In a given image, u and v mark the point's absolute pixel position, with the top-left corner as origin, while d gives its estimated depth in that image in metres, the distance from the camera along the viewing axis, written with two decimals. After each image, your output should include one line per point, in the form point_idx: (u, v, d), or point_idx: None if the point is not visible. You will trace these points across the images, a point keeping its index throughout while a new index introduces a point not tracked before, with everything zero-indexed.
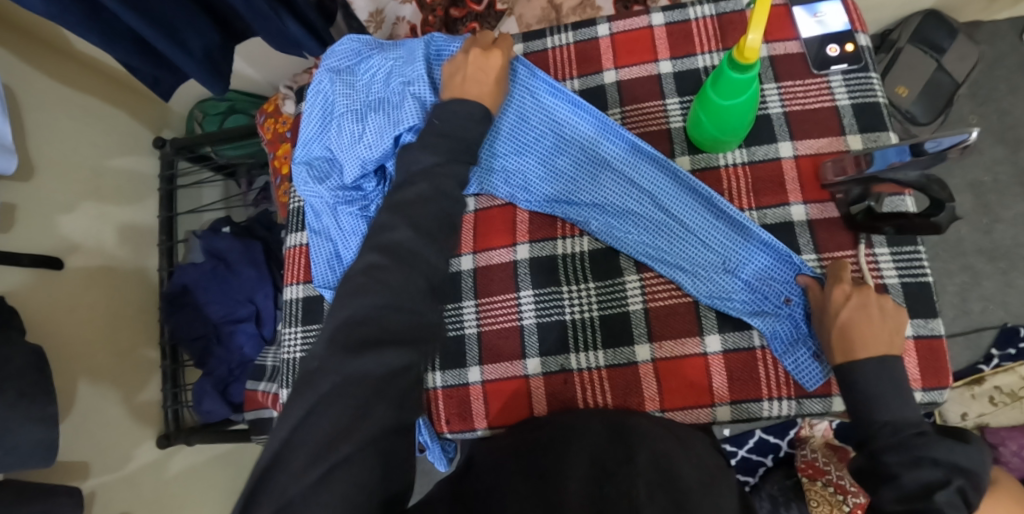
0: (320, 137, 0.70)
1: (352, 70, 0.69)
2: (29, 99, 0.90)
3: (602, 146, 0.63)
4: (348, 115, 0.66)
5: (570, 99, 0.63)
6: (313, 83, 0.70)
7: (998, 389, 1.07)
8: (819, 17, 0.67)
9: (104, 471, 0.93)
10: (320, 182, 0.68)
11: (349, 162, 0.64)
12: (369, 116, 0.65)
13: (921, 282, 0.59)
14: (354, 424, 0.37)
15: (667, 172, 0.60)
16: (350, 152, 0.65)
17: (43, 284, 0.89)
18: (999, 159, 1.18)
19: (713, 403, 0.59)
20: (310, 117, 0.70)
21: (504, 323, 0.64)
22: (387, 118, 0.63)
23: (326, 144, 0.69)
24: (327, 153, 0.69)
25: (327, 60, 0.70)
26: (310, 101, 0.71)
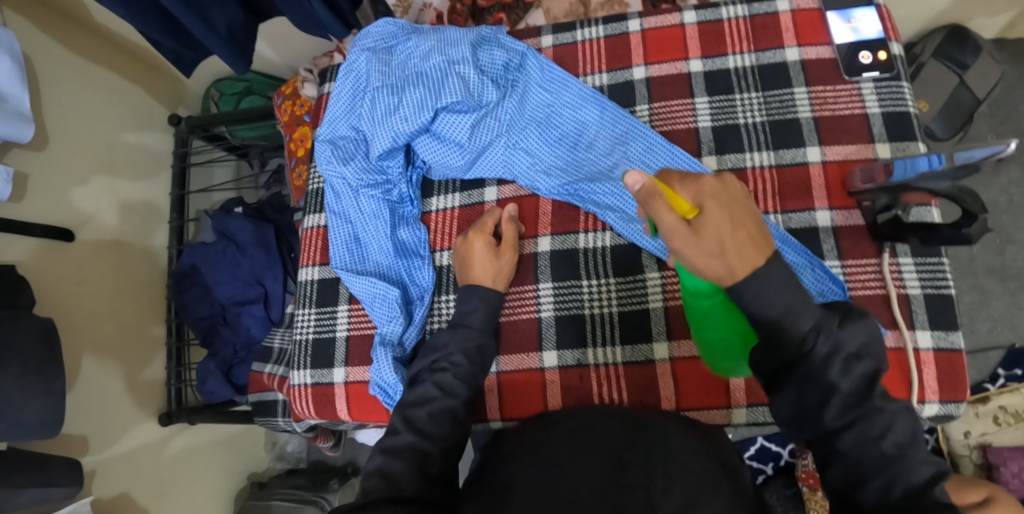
0: (348, 115, 0.70)
1: (390, 48, 0.69)
2: (46, 67, 0.90)
3: (621, 140, 0.65)
4: (382, 91, 0.66)
5: (592, 96, 0.66)
6: (347, 62, 0.70)
7: (1003, 409, 1.08)
8: (853, 24, 0.66)
9: (105, 446, 0.92)
10: (344, 162, 0.68)
11: (381, 136, 0.65)
12: (404, 93, 0.65)
13: (943, 294, 0.58)
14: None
15: (688, 168, 0.62)
16: (381, 129, 0.65)
17: (53, 256, 0.88)
18: (1016, 180, 1.18)
19: (728, 406, 0.59)
20: (340, 95, 0.69)
21: (521, 316, 0.64)
22: (423, 95, 0.64)
23: (353, 124, 0.69)
24: (353, 132, 0.69)
25: (362, 40, 0.69)
26: (342, 76, 0.70)
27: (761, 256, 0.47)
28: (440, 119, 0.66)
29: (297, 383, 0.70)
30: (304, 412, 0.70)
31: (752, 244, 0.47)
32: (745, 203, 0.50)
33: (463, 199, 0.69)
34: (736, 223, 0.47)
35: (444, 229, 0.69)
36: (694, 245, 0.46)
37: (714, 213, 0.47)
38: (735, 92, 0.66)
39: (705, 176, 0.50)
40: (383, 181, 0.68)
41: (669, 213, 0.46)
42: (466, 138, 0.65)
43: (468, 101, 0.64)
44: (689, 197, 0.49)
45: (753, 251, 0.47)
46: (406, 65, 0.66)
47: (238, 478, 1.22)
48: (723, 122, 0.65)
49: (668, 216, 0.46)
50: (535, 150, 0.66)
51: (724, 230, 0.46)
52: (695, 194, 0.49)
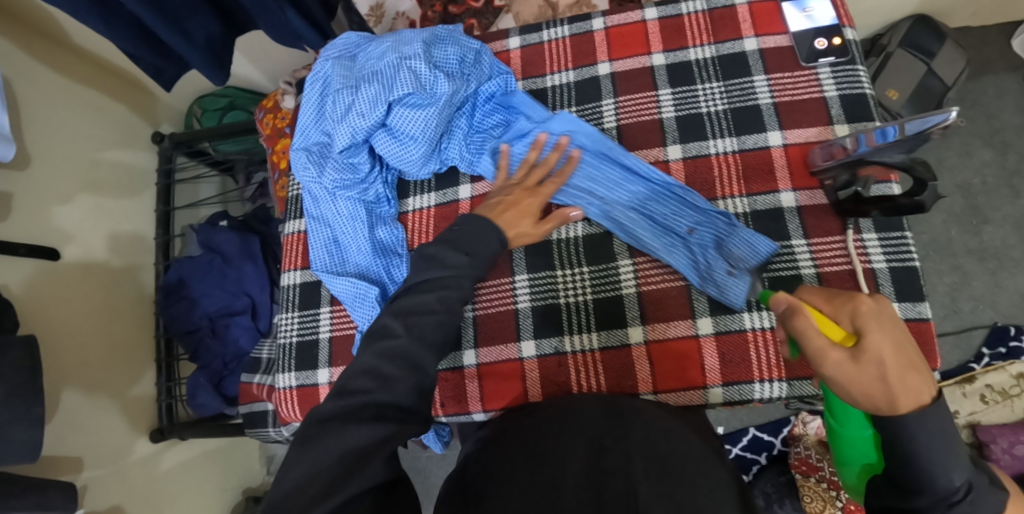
0: (318, 122, 0.71)
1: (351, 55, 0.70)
2: (25, 88, 0.91)
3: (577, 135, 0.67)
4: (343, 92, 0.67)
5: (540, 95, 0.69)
6: (313, 70, 0.71)
7: (989, 387, 1.09)
8: (808, 12, 0.68)
9: (97, 463, 0.92)
10: (318, 167, 0.69)
11: (343, 138, 0.66)
12: (362, 92, 0.65)
13: (908, 266, 0.60)
14: (343, 482, 0.39)
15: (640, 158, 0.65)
16: (340, 128, 0.66)
17: (38, 273, 0.89)
18: (988, 162, 1.20)
19: (705, 385, 0.60)
20: (309, 102, 0.71)
21: (500, 308, 0.65)
22: (378, 93, 0.64)
23: (323, 129, 0.70)
24: (324, 138, 0.70)
25: (327, 51, 0.71)
26: (309, 85, 0.72)
27: (926, 392, 0.43)
28: (394, 114, 0.65)
29: (283, 386, 0.70)
30: (290, 414, 0.71)
31: (916, 372, 0.42)
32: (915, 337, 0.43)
33: (438, 198, 0.71)
34: (902, 347, 0.42)
35: (422, 228, 0.70)
36: (849, 373, 0.42)
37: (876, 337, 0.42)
38: (697, 83, 0.68)
39: (861, 296, 0.45)
40: (354, 185, 0.69)
41: (819, 335, 0.43)
42: (420, 132, 0.65)
43: (424, 97, 0.64)
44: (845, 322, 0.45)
45: (917, 379, 0.42)
46: (363, 67, 0.67)
47: (233, 493, 1.22)
48: (687, 112, 0.67)
49: (818, 338, 0.43)
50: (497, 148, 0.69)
51: (888, 354, 0.41)
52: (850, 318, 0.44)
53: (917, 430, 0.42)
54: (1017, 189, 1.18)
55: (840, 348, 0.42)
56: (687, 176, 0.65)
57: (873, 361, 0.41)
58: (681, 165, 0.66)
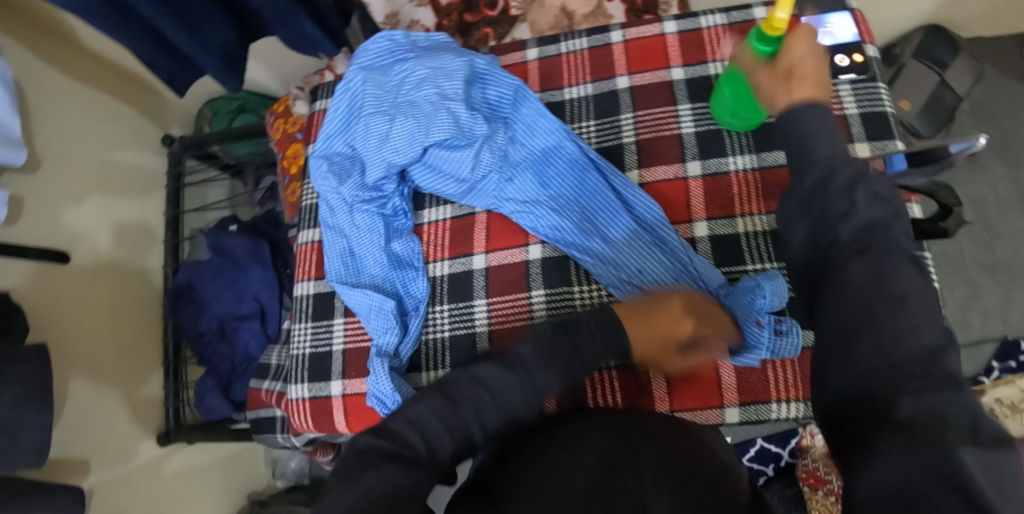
0: (343, 132, 0.71)
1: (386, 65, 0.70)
2: (37, 91, 0.91)
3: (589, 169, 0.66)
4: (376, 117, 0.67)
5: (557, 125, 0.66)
6: (343, 81, 0.70)
7: (999, 401, 1.08)
8: (828, 28, 0.68)
9: (104, 467, 0.92)
10: (338, 178, 0.69)
11: (374, 163, 0.67)
12: (399, 115, 0.66)
13: None
14: None
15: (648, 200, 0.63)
16: (373, 156, 0.67)
17: (48, 277, 0.89)
18: (1000, 174, 1.20)
19: (722, 405, 0.59)
20: (336, 113, 0.70)
21: (515, 323, 0.65)
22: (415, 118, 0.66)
23: (348, 141, 0.71)
24: (348, 150, 0.71)
25: (360, 59, 0.71)
26: (338, 94, 0.70)
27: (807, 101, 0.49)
28: (431, 154, 0.67)
29: (295, 397, 0.70)
30: (302, 424, 0.70)
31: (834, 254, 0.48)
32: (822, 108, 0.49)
33: (454, 210, 0.70)
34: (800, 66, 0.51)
35: (437, 240, 0.70)
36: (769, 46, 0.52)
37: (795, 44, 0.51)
38: None
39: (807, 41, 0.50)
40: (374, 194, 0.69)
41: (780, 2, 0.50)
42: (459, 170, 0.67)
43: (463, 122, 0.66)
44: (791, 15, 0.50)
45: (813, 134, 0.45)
46: (400, 88, 0.68)
47: (238, 496, 1.22)
48: (706, 128, 0.67)
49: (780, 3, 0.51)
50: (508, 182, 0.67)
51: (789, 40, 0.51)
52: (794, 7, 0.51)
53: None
54: None
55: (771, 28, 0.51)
56: (706, 193, 0.65)
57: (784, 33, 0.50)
58: (700, 182, 0.65)
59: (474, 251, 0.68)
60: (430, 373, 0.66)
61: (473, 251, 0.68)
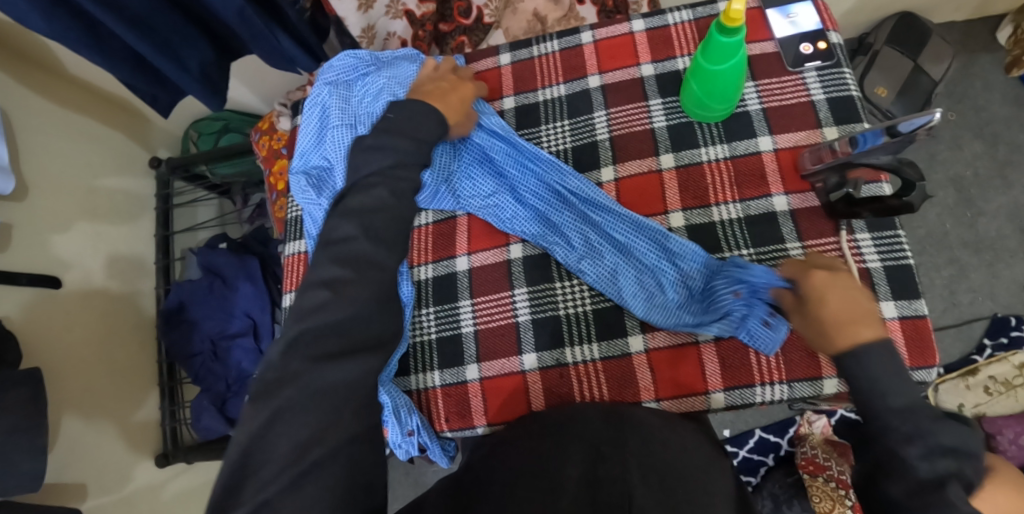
0: (318, 147, 0.72)
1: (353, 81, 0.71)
2: (24, 121, 0.92)
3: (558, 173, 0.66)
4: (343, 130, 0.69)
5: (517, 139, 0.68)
6: (311, 96, 0.72)
7: (992, 379, 1.10)
8: (791, 18, 0.70)
9: (102, 490, 0.93)
10: (319, 191, 0.70)
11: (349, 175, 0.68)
12: (365, 128, 0.68)
13: (902, 264, 0.61)
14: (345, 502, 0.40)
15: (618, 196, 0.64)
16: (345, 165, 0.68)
17: (39, 303, 0.89)
18: (979, 154, 1.21)
19: (706, 391, 0.60)
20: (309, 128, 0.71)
21: (499, 322, 0.66)
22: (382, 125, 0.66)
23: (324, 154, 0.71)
24: (325, 162, 0.71)
25: (325, 74, 0.72)
26: (307, 110, 0.72)
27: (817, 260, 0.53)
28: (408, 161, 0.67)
29: None
30: None
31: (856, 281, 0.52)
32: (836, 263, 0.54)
33: (435, 214, 0.72)
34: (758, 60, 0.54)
35: (420, 245, 0.71)
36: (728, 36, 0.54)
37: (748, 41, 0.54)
38: None
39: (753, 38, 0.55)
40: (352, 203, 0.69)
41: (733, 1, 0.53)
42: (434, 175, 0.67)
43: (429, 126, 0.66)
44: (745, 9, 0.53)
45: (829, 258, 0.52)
46: (363, 103, 0.69)
47: None
48: (678, 121, 0.68)
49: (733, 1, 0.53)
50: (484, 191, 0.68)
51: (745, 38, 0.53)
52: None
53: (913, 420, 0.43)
54: (1009, 180, 1.20)
55: None
56: (680, 185, 0.66)
57: None
58: (674, 175, 0.66)
59: (456, 254, 0.69)
60: (419, 375, 0.67)
61: (455, 253, 0.69)
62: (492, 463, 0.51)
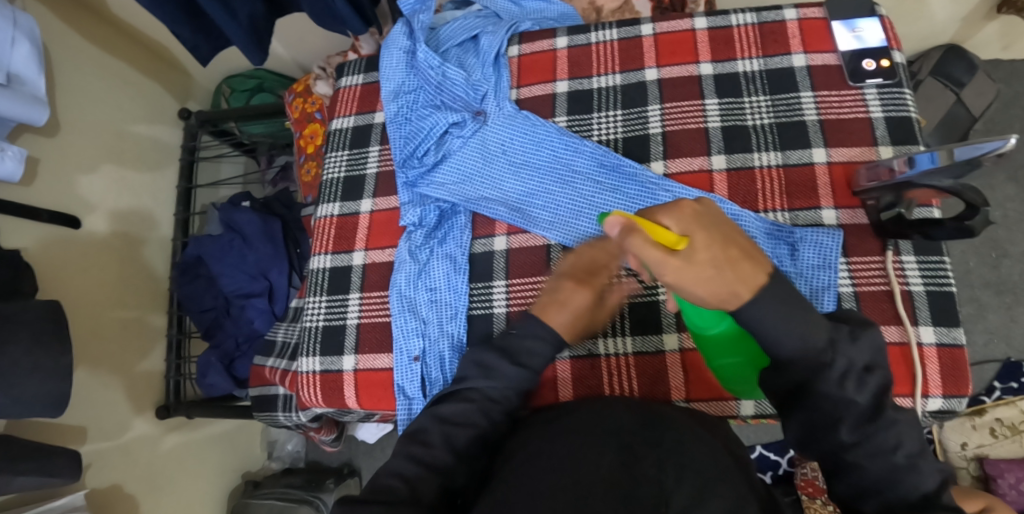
0: (406, 85, 0.73)
1: (434, 29, 0.77)
2: (61, 57, 0.91)
3: (551, 187, 0.67)
4: (430, 92, 0.72)
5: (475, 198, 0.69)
6: (393, 44, 0.73)
7: (999, 421, 1.09)
8: (857, 33, 0.68)
9: (100, 435, 0.92)
10: (413, 139, 0.71)
11: (431, 132, 0.71)
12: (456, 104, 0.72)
13: (944, 291, 0.60)
14: None
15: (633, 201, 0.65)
16: (427, 132, 0.71)
17: (57, 241, 0.88)
18: (1011, 196, 1.20)
19: (737, 397, 0.59)
20: (398, 74, 0.73)
21: (534, 305, 0.65)
22: (446, 90, 0.72)
23: (414, 104, 0.73)
24: (410, 103, 0.73)
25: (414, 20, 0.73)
26: (393, 54, 0.73)
27: (762, 271, 0.46)
28: (479, 126, 0.71)
29: (305, 370, 0.70)
30: (310, 399, 0.70)
31: (750, 259, 0.46)
32: (731, 228, 0.47)
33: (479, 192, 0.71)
34: (728, 242, 0.45)
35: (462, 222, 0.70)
36: (688, 275, 0.43)
37: (703, 240, 0.44)
38: (744, 95, 0.68)
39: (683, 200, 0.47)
40: (413, 171, 0.71)
41: (655, 247, 0.42)
42: (475, 146, 0.70)
43: (490, 69, 0.73)
44: (671, 225, 0.46)
45: (751, 268, 0.45)
46: (442, 77, 0.72)
47: (233, 476, 1.21)
48: (732, 123, 0.67)
49: (655, 251, 0.43)
50: (507, 156, 0.69)
51: (716, 253, 0.44)
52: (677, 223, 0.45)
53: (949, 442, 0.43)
54: None
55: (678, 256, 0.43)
56: (731, 187, 0.65)
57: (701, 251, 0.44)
58: (725, 177, 0.65)
59: (495, 233, 0.68)
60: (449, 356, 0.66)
61: (494, 232, 0.68)
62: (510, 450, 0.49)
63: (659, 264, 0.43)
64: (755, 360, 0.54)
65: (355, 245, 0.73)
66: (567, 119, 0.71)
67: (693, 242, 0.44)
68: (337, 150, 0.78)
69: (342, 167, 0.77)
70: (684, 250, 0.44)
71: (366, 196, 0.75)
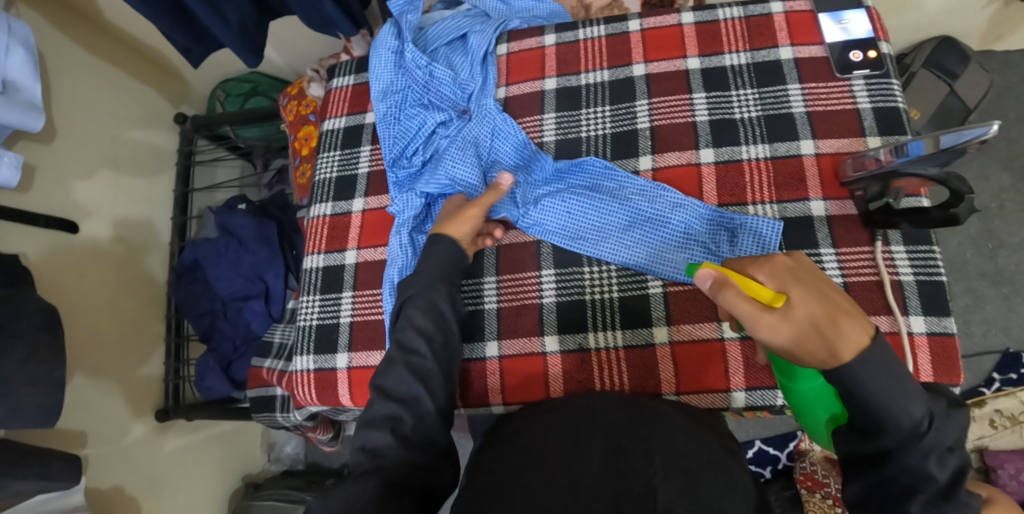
0: (393, 83, 0.73)
1: (421, 29, 0.77)
2: (57, 65, 0.92)
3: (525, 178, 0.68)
4: (417, 90, 0.73)
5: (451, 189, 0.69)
6: (381, 43, 0.73)
7: (999, 412, 1.09)
8: (843, 24, 0.68)
9: (100, 439, 0.92)
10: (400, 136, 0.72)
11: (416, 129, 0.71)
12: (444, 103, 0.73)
13: (934, 280, 0.60)
14: None
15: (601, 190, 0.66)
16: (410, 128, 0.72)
17: (55, 246, 0.89)
18: (1006, 186, 1.20)
19: (727, 389, 0.60)
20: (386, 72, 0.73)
21: (524, 301, 0.66)
22: (434, 89, 0.73)
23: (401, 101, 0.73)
24: (397, 99, 0.73)
25: (403, 20, 0.74)
26: (380, 52, 0.74)
27: (864, 334, 0.44)
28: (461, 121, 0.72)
29: (300, 369, 0.71)
30: (305, 398, 0.71)
31: (852, 318, 0.45)
32: (831, 284, 0.47)
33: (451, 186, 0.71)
34: (828, 301, 0.45)
35: None
36: (782, 332, 0.45)
37: (801, 296, 0.45)
38: (732, 88, 0.68)
39: (778, 257, 0.49)
40: (402, 171, 0.71)
41: (748, 301, 0.46)
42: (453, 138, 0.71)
43: (477, 68, 0.74)
44: (766, 282, 0.48)
45: (852, 326, 0.44)
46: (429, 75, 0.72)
47: (233, 479, 1.22)
48: (720, 117, 0.67)
49: (749, 306, 0.46)
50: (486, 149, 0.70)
51: (815, 310, 0.44)
52: (773, 280, 0.47)
53: (939, 429, 0.43)
54: None
55: (770, 313, 0.45)
56: (719, 180, 0.65)
57: (796, 310, 0.44)
58: (713, 170, 0.66)
59: (484, 230, 0.69)
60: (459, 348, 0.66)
61: (483, 229, 0.69)
62: (499, 445, 0.49)
63: (752, 319, 0.45)
64: (835, 417, 0.50)
65: (347, 244, 0.73)
66: (556, 115, 0.72)
67: (789, 299, 0.45)
68: (329, 151, 0.79)
69: (334, 167, 0.78)
70: (780, 307, 0.45)
71: (358, 195, 0.75)
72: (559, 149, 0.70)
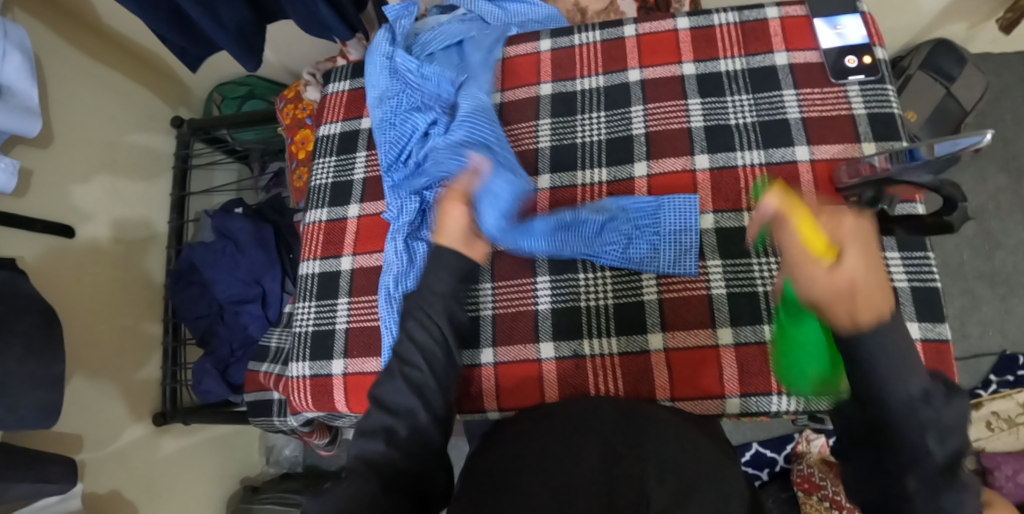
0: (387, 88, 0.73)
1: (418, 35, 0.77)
2: (53, 69, 0.92)
3: None
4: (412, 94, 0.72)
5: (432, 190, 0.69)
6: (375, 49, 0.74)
7: (996, 414, 1.09)
8: (839, 30, 0.68)
9: (97, 443, 0.92)
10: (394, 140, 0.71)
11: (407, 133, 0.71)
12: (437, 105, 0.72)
13: (929, 286, 0.60)
14: None
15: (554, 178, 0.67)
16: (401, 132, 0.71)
17: (51, 249, 0.89)
18: (1003, 188, 1.20)
19: (722, 395, 0.60)
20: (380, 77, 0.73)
21: (519, 307, 0.66)
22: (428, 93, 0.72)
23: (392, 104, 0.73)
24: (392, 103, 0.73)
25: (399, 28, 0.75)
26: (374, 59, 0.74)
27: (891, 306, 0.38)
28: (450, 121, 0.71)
29: (295, 375, 0.70)
30: (301, 404, 0.71)
31: (885, 288, 0.39)
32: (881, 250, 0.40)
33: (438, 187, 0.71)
34: (876, 268, 0.39)
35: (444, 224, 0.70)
36: (819, 283, 0.39)
37: (858, 257, 0.39)
38: (727, 94, 0.68)
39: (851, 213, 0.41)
40: (397, 175, 0.71)
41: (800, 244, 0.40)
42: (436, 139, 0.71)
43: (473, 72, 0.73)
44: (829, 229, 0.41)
45: (881, 297, 0.38)
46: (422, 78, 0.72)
47: (231, 482, 1.22)
48: (715, 122, 0.67)
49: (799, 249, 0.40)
50: None
51: (861, 273, 0.38)
52: (837, 232, 0.40)
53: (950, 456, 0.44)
54: None
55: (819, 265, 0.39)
56: (713, 186, 0.65)
57: (844, 267, 0.38)
58: (708, 175, 0.66)
59: None
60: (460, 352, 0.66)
61: None
62: (494, 452, 0.49)
63: (797, 263, 0.40)
64: (824, 370, 0.50)
65: (343, 249, 0.73)
66: (551, 120, 0.72)
67: (843, 254, 0.39)
68: (325, 155, 0.79)
69: (330, 172, 0.78)
70: (830, 258, 0.39)
71: (353, 200, 0.75)
72: (555, 154, 0.71)
